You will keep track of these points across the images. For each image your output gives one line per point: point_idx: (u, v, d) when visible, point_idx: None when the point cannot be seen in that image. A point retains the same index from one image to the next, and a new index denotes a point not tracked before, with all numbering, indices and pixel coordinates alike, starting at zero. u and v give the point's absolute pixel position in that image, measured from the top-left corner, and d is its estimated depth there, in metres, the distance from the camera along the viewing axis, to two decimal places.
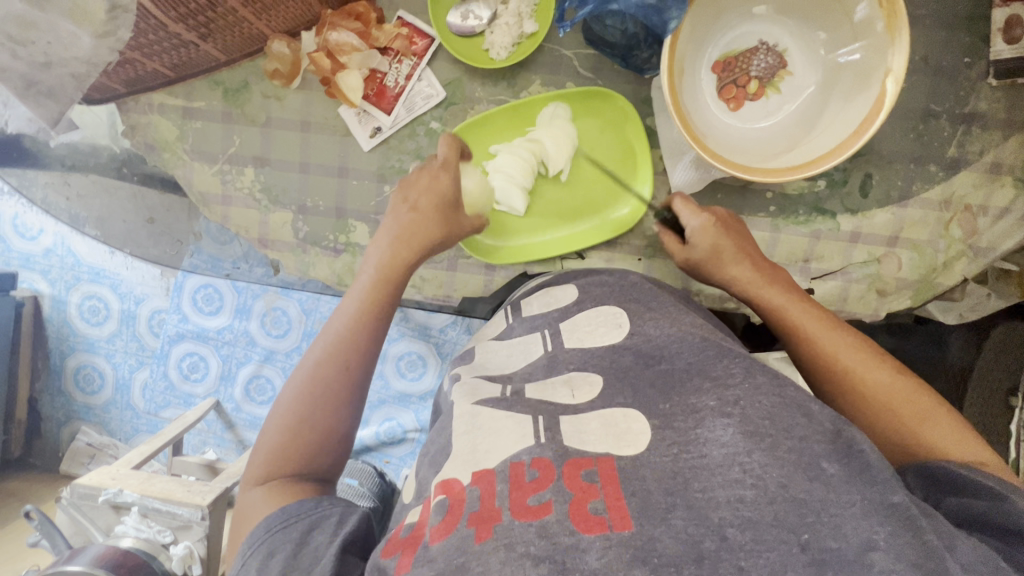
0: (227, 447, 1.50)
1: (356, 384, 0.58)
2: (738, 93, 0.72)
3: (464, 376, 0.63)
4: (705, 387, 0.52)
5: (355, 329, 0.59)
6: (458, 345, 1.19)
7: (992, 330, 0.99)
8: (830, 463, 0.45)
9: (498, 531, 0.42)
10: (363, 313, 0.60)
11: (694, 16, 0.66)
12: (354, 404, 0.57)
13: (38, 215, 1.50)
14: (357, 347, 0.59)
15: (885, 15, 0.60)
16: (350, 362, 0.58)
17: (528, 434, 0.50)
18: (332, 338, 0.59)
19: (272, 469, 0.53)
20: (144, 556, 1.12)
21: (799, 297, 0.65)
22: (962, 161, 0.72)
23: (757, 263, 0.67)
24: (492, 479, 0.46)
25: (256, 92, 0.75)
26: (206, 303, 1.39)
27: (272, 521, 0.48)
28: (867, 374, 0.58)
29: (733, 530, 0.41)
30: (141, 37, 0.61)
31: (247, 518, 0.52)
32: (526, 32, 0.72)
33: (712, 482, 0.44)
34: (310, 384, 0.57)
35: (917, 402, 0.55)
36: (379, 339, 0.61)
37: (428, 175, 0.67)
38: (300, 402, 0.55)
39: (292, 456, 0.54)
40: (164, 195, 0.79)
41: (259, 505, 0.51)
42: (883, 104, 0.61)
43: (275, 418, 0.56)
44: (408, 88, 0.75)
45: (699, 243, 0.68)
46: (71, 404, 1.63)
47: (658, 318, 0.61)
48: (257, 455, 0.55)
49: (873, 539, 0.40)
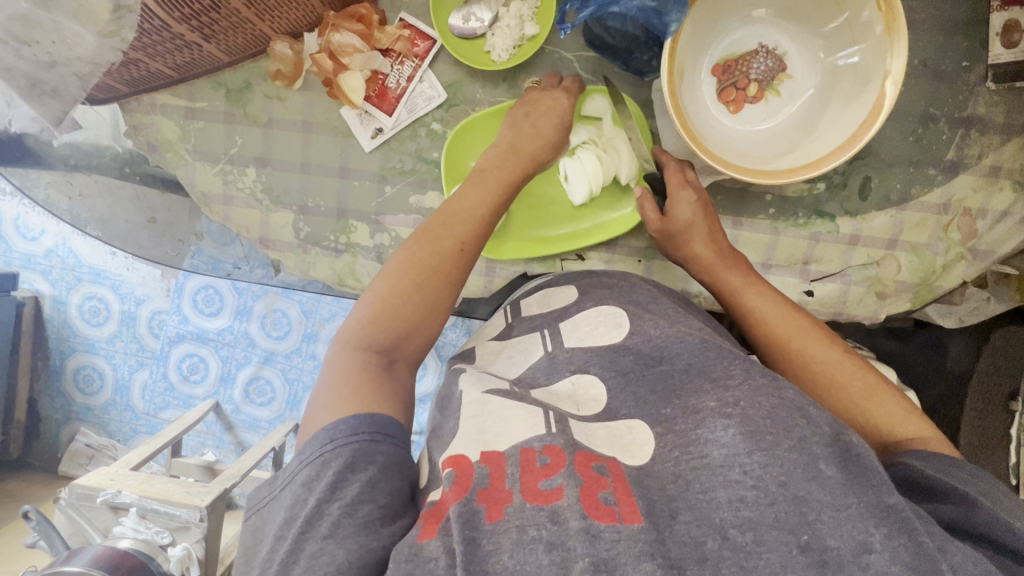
0: (227, 448, 1.51)
1: (460, 273, 0.61)
2: (737, 96, 0.73)
3: (469, 370, 0.62)
4: (705, 388, 0.52)
5: (467, 217, 0.63)
6: (457, 346, 1.19)
7: (993, 336, 0.99)
8: (828, 465, 0.44)
9: (510, 513, 0.42)
10: (479, 208, 0.64)
11: (694, 19, 0.66)
12: (456, 284, 0.61)
13: (39, 216, 1.50)
14: (467, 231, 0.62)
15: (883, 19, 0.60)
16: (460, 245, 0.61)
17: (538, 424, 0.49)
18: (444, 218, 0.62)
19: (372, 335, 0.55)
20: (142, 557, 1.13)
21: (756, 280, 0.69)
22: (961, 164, 0.73)
23: (726, 246, 0.71)
24: (502, 460, 0.46)
25: (259, 92, 0.75)
26: (206, 304, 1.41)
27: (336, 430, 0.48)
28: (816, 353, 0.63)
29: (735, 531, 0.41)
30: (145, 38, 0.61)
31: (343, 375, 0.52)
32: (528, 33, 0.72)
33: (712, 482, 0.44)
34: (420, 246, 0.60)
35: (863, 380, 0.60)
36: (485, 238, 0.64)
37: (548, 98, 0.70)
38: (413, 267, 0.58)
39: (399, 320, 0.56)
40: (165, 195, 0.79)
41: (359, 370, 0.53)
42: (881, 107, 0.61)
43: (387, 277, 0.58)
44: (409, 89, 0.76)
45: (676, 218, 0.70)
46: (71, 405, 1.63)
47: (657, 319, 0.61)
48: (361, 314, 0.57)
49: (869, 542, 0.40)
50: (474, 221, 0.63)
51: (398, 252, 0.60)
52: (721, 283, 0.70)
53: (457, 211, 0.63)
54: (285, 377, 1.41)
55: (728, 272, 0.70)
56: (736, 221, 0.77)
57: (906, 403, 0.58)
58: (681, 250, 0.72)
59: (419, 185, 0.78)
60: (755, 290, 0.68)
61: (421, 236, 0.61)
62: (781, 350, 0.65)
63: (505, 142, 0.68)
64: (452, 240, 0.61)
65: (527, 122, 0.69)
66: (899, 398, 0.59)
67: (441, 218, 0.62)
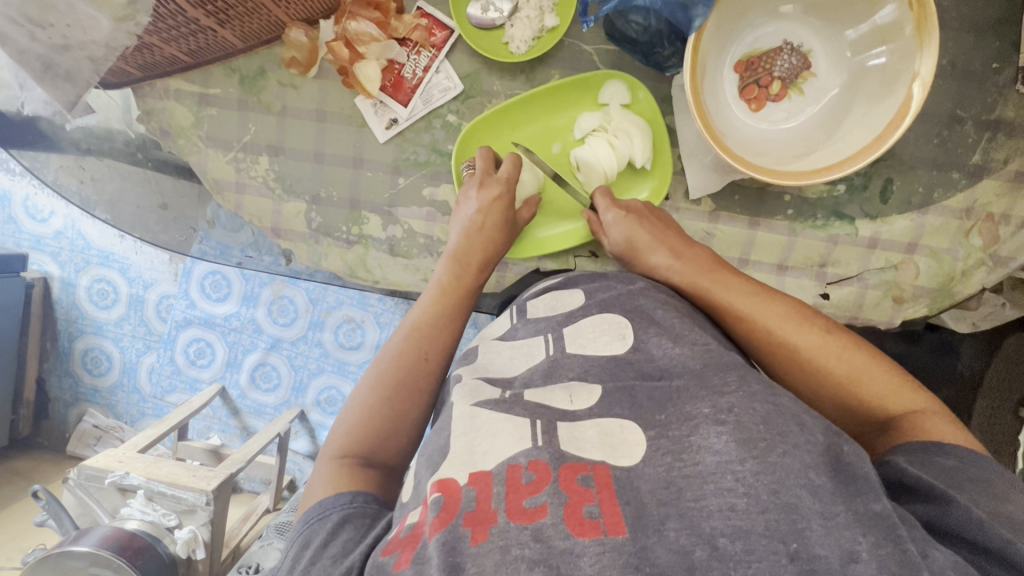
0: (232, 433, 1.53)
1: (430, 378, 0.63)
2: (760, 93, 0.71)
3: (465, 377, 0.59)
4: (699, 395, 0.49)
5: (430, 328, 0.65)
6: (468, 342, 1.19)
7: (1006, 342, 0.97)
8: (817, 474, 0.42)
9: (494, 534, 0.40)
10: (440, 316, 0.67)
11: (719, 15, 0.65)
12: (426, 392, 0.62)
13: (49, 197, 1.48)
14: (431, 340, 0.64)
15: (915, 19, 0.59)
16: (424, 354, 0.63)
17: (524, 437, 0.47)
18: (408, 331, 0.65)
19: (351, 445, 0.57)
20: (149, 539, 1.17)
21: (719, 275, 0.67)
22: (986, 168, 0.71)
23: (677, 242, 0.70)
24: (489, 480, 0.44)
25: (273, 80, 0.74)
26: (214, 289, 1.41)
27: (307, 517, 0.52)
28: (800, 342, 0.61)
29: (724, 540, 0.38)
30: (160, 23, 0.60)
31: (321, 487, 0.54)
32: (547, 25, 0.71)
33: (704, 491, 0.41)
34: (388, 361, 0.62)
35: (851, 361, 0.59)
36: (451, 343, 0.66)
37: (484, 188, 0.72)
38: (384, 379, 0.61)
39: (369, 433, 0.58)
40: (177, 181, 0.78)
41: (335, 480, 0.54)
42: (908, 109, 0.60)
43: (365, 387, 0.61)
44: (425, 80, 0.74)
45: (614, 236, 0.72)
46: (80, 386, 1.64)
47: (665, 334, 0.58)
48: (340, 427, 0.59)
49: (855, 550, 0.38)
50: (439, 334, 0.65)
51: (370, 368, 0.63)
52: (691, 284, 0.67)
53: (419, 324, 0.66)
54: (292, 364, 1.41)
55: (690, 271, 0.68)
56: (754, 222, 0.76)
57: (895, 374, 0.58)
58: (639, 263, 0.72)
59: (432, 177, 0.77)
60: (724, 285, 0.66)
61: (390, 354, 0.63)
62: (766, 347, 0.62)
63: (455, 250, 0.71)
64: (416, 351, 0.63)
65: (473, 231, 0.71)
66: (885, 370, 0.58)
67: (406, 331, 0.65)
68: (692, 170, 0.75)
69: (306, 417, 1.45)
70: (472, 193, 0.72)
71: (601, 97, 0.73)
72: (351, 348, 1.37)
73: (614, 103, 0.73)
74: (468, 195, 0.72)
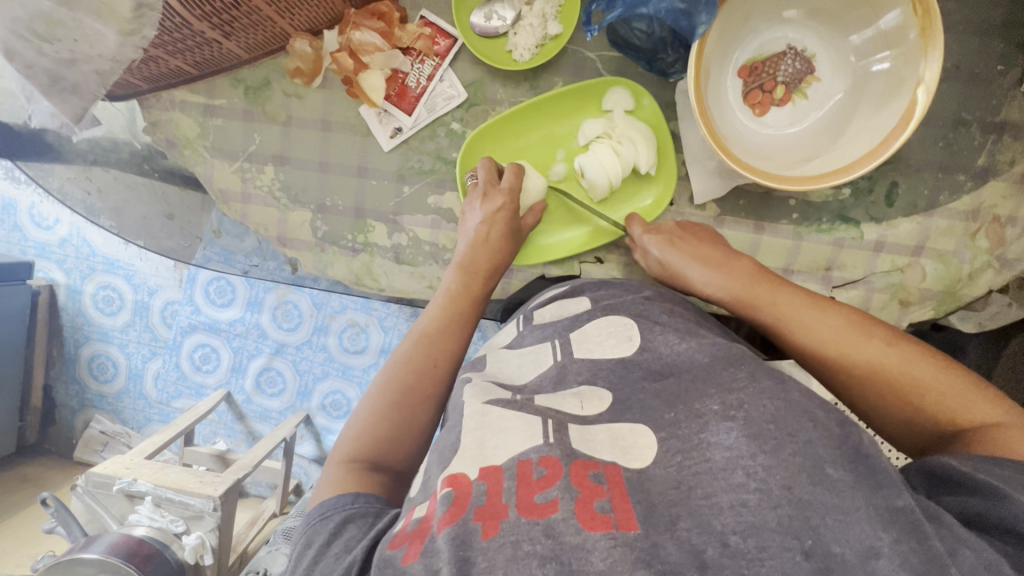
0: (238, 438, 1.53)
1: (438, 385, 0.63)
2: (763, 99, 0.71)
3: (474, 378, 0.58)
4: (710, 392, 0.49)
5: (438, 335, 0.66)
6: (475, 348, 1.19)
7: (1013, 340, 0.96)
8: (834, 469, 0.42)
9: (505, 529, 0.39)
10: (448, 324, 0.67)
11: (722, 21, 0.65)
12: (434, 400, 0.62)
13: (54, 206, 1.49)
14: (437, 348, 0.65)
15: (919, 24, 0.59)
16: (431, 361, 0.63)
17: (536, 434, 0.46)
18: (415, 338, 0.65)
19: (358, 450, 0.57)
20: (158, 545, 1.17)
21: (767, 288, 0.65)
22: (991, 171, 0.71)
23: (719, 256, 0.69)
24: (499, 475, 0.43)
25: (277, 90, 0.75)
26: (218, 295, 1.42)
27: (309, 518, 0.52)
28: (857, 351, 0.58)
29: (736, 537, 0.38)
30: (165, 35, 0.61)
31: (325, 489, 0.54)
32: (551, 33, 0.71)
33: (715, 487, 0.41)
34: (396, 368, 0.62)
35: (921, 370, 0.55)
36: (459, 351, 0.66)
37: (489, 196, 0.71)
38: (392, 386, 0.61)
39: (377, 439, 0.58)
40: (183, 192, 0.79)
41: (338, 483, 0.54)
42: (913, 113, 0.60)
43: (373, 394, 0.61)
44: (428, 88, 0.75)
45: (654, 258, 0.73)
46: (86, 393, 1.65)
47: (669, 334, 0.58)
48: (347, 433, 0.59)
49: (876, 546, 0.38)
50: (445, 341, 0.66)
51: (377, 376, 0.63)
52: (738, 299, 0.66)
53: (426, 331, 0.66)
54: (297, 369, 1.42)
55: (737, 287, 0.67)
56: (759, 226, 0.76)
57: (973, 384, 0.54)
58: (682, 280, 0.71)
59: (437, 185, 0.77)
60: (773, 300, 0.64)
61: (398, 362, 0.63)
62: (822, 360, 0.60)
63: (462, 260, 0.71)
64: (424, 359, 0.63)
65: (479, 242, 0.71)
66: (959, 380, 0.54)
67: (413, 339, 0.65)
68: (697, 176, 0.75)
69: (311, 422, 1.46)
70: (475, 202, 0.72)
71: (605, 104, 0.73)
72: (356, 353, 1.37)
73: (617, 110, 0.73)
74: (472, 203, 0.72)
